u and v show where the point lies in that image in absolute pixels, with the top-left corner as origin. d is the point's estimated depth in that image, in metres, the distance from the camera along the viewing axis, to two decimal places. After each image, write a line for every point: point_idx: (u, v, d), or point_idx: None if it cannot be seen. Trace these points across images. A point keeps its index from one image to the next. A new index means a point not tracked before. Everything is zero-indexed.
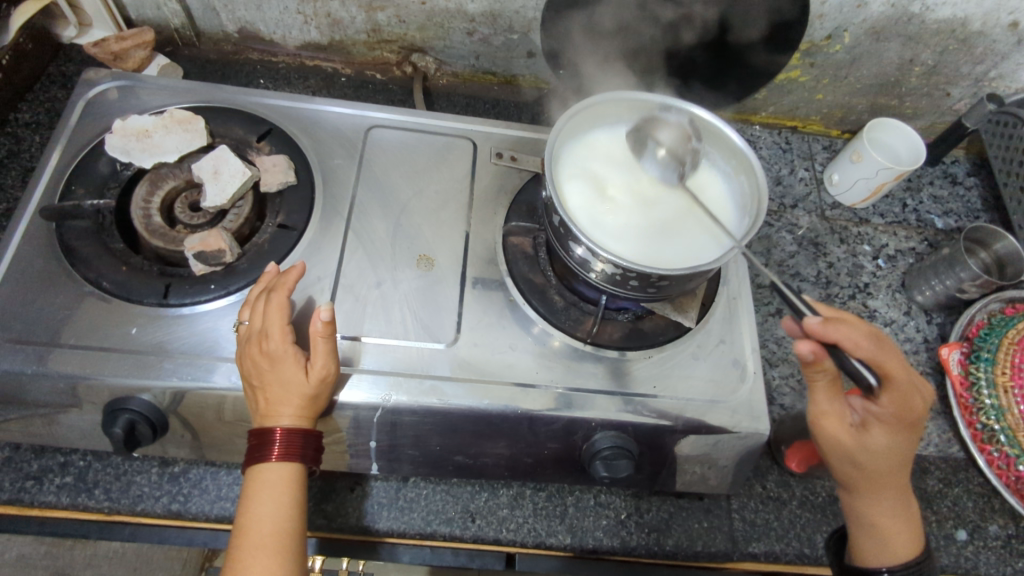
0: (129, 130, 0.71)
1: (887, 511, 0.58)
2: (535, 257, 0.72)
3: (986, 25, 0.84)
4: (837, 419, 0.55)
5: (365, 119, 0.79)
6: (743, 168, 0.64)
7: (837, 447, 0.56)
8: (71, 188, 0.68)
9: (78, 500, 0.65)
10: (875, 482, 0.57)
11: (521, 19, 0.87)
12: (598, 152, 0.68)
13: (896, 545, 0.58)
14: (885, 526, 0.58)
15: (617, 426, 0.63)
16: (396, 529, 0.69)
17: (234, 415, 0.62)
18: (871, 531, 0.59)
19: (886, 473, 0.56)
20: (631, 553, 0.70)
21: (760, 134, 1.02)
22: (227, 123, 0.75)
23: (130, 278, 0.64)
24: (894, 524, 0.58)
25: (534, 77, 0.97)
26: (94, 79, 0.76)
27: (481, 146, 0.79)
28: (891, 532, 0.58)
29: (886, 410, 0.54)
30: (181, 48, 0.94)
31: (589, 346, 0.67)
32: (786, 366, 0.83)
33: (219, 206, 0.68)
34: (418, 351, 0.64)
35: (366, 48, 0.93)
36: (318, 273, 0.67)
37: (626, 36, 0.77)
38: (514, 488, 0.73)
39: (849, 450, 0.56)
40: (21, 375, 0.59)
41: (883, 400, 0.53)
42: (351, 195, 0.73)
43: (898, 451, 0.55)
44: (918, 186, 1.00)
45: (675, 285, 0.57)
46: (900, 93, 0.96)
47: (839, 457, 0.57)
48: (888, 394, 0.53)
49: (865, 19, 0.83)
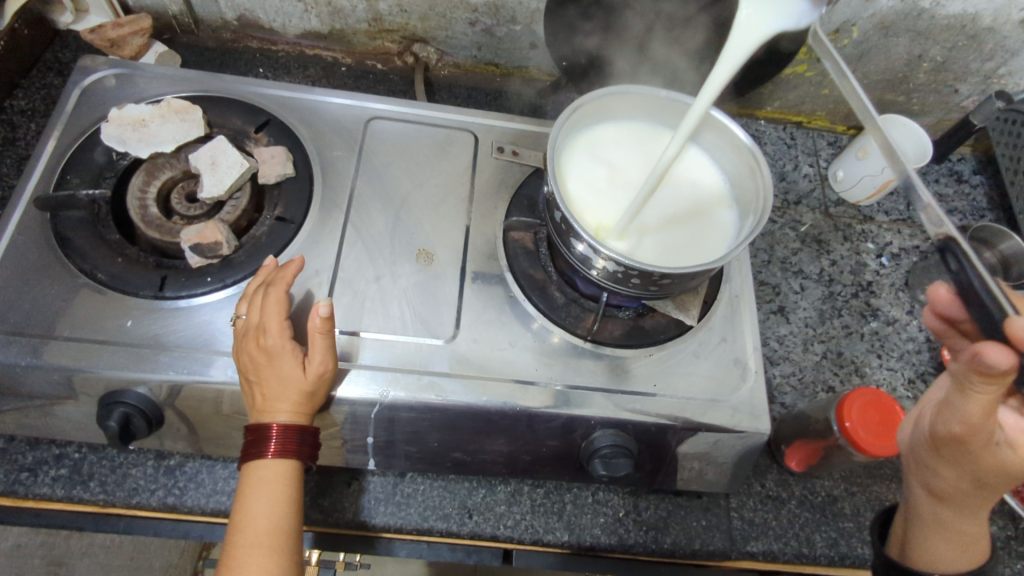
0: (125, 119, 0.70)
1: (965, 520, 0.56)
2: (535, 253, 0.71)
3: (997, 21, 0.82)
4: (982, 433, 0.51)
5: (365, 110, 0.78)
6: (749, 167, 0.63)
7: (965, 460, 0.53)
8: (67, 178, 0.67)
9: (73, 492, 0.65)
10: (975, 493, 0.54)
11: (525, 10, 0.85)
12: (611, 145, 0.68)
13: (965, 555, 0.56)
14: (950, 531, 0.56)
15: (616, 424, 0.62)
16: (393, 525, 0.68)
17: (230, 409, 0.62)
18: (950, 538, 0.56)
19: (988, 492, 0.54)
20: (629, 550, 0.70)
21: (765, 129, 1.01)
22: (225, 112, 0.74)
23: (125, 270, 0.64)
24: (968, 532, 0.56)
25: (537, 69, 0.96)
26: (90, 66, 0.75)
27: (482, 138, 0.78)
28: (954, 539, 0.56)
29: None
30: (179, 35, 0.93)
31: (589, 344, 0.66)
32: (787, 364, 0.82)
33: (216, 197, 0.67)
34: (416, 346, 0.64)
35: (367, 37, 0.92)
36: (316, 266, 0.67)
37: (631, 28, 0.76)
38: (511, 484, 0.72)
39: (977, 468, 0.52)
40: (16, 367, 0.58)
41: None
42: (350, 187, 0.72)
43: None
44: (923, 183, 0.99)
45: (676, 283, 0.56)
46: (907, 90, 0.95)
47: (958, 469, 0.54)
48: None
49: (874, 14, 0.82)
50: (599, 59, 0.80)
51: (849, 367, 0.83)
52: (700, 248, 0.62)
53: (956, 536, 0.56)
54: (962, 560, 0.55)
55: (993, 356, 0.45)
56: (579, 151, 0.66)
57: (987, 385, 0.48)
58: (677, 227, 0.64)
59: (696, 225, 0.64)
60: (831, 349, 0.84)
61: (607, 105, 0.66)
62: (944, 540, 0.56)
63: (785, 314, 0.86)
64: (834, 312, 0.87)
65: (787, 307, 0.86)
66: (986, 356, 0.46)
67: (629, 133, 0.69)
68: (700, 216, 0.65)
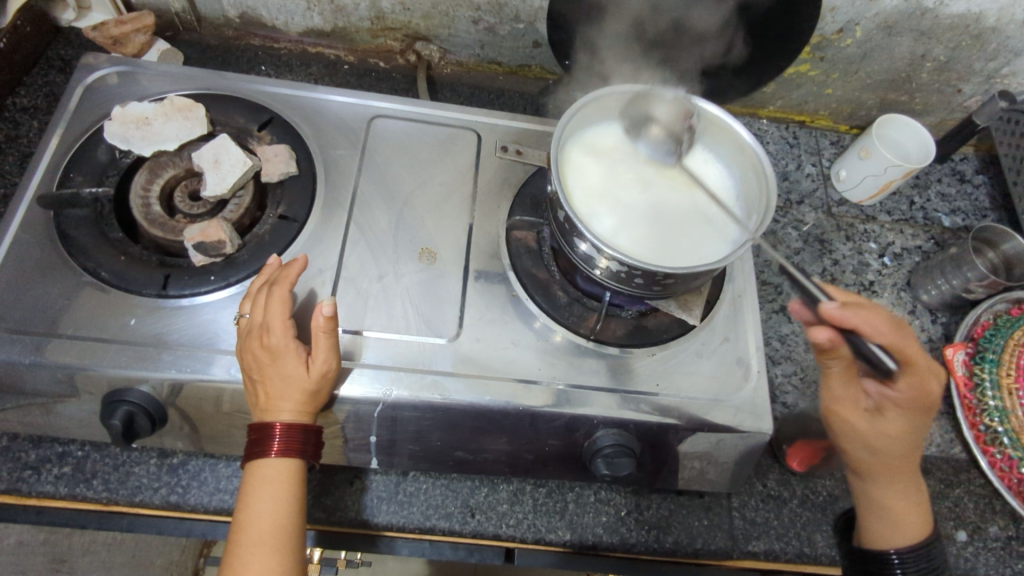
0: (128, 117, 0.70)
1: (895, 496, 0.58)
2: (538, 252, 0.71)
3: (1000, 21, 0.82)
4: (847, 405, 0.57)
5: (368, 108, 0.78)
6: (754, 169, 0.63)
7: (854, 433, 0.57)
8: (70, 176, 0.67)
9: (76, 490, 0.65)
10: (890, 465, 0.57)
11: (528, 8, 0.85)
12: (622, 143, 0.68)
13: (906, 527, 0.57)
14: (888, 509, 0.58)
15: (619, 424, 0.62)
16: (395, 523, 0.69)
17: (232, 407, 0.62)
18: (883, 514, 0.58)
19: (892, 459, 0.57)
20: (631, 549, 0.70)
21: (768, 128, 1.01)
22: (228, 110, 0.74)
23: (128, 268, 0.64)
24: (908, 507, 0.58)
25: (540, 67, 0.96)
26: (93, 63, 0.75)
27: (485, 137, 0.78)
28: (893, 515, 0.58)
29: (904, 395, 0.54)
30: (181, 33, 0.92)
31: (592, 343, 0.66)
32: (789, 364, 0.82)
33: (219, 195, 0.67)
34: (420, 345, 0.64)
35: (370, 35, 0.92)
36: (319, 265, 0.66)
37: (635, 29, 0.76)
38: (514, 483, 0.72)
39: (865, 436, 0.56)
40: (19, 365, 0.58)
41: (901, 384, 0.54)
42: (353, 185, 0.72)
43: (913, 434, 0.56)
44: (926, 183, 0.99)
45: (680, 283, 0.56)
46: (910, 89, 0.95)
47: (854, 442, 0.57)
48: (906, 378, 0.54)
49: (878, 13, 0.82)
50: (603, 58, 0.80)
51: None
52: (690, 253, 0.62)
53: (896, 513, 0.58)
54: (907, 536, 0.57)
55: (819, 337, 0.52)
56: (590, 143, 0.67)
57: (832, 360, 0.55)
58: (670, 229, 0.63)
59: (692, 232, 0.63)
60: None
61: (626, 102, 0.66)
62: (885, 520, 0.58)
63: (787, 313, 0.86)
64: None
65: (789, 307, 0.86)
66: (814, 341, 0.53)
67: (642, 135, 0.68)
68: (700, 226, 0.64)
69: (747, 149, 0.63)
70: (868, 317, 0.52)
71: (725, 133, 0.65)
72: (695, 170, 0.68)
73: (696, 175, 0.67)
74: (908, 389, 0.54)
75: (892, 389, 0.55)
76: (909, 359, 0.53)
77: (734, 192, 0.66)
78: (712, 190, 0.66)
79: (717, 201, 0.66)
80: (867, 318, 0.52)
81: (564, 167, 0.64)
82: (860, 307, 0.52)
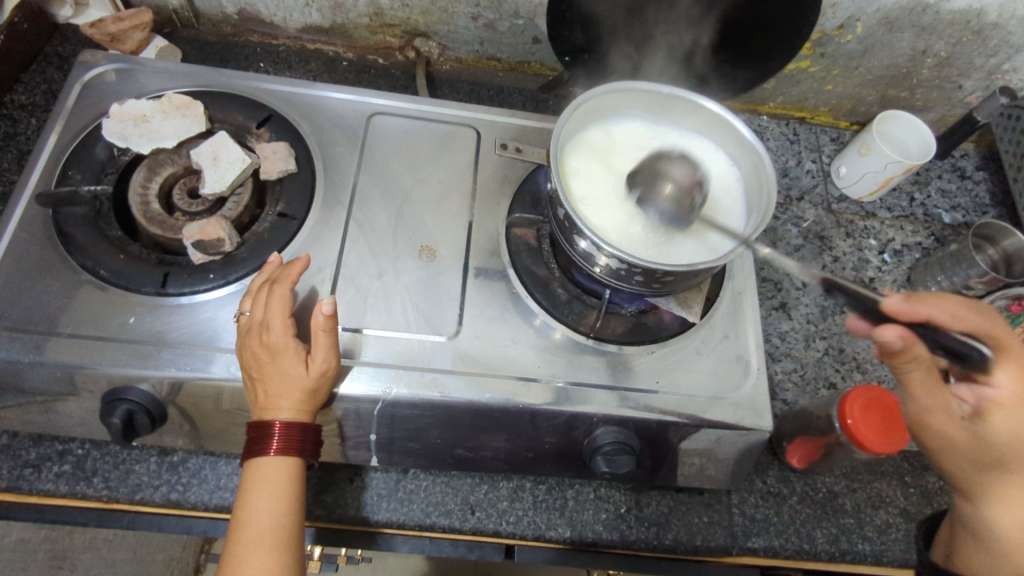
0: (127, 114, 0.70)
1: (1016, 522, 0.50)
2: (538, 250, 0.71)
3: (1001, 17, 0.82)
4: (941, 415, 0.51)
5: (367, 105, 0.77)
6: (754, 164, 0.63)
7: (950, 446, 0.51)
8: (68, 174, 0.67)
9: (76, 488, 0.65)
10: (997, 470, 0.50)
11: (527, 4, 0.85)
12: (632, 140, 0.68)
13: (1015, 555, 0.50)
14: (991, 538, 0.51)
15: (619, 421, 0.62)
16: (395, 521, 0.69)
17: (232, 405, 0.62)
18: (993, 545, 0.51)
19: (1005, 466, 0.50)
20: (631, 546, 0.70)
21: (768, 125, 1.01)
22: (226, 108, 0.74)
23: (127, 266, 0.64)
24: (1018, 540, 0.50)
25: (540, 64, 0.95)
26: (90, 61, 0.75)
27: (484, 135, 0.78)
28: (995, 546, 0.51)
29: (1005, 389, 0.48)
30: (179, 29, 0.92)
31: (592, 341, 0.66)
32: (789, 360, 0.82)
33: (219, 192, 0.67)
34: (418, 343, 0.63)
35: (369, 31, 0.91)
36: (319, 263, 0.66)
37: (635, 25, 0.75)
38: (514, 480, 0.72)
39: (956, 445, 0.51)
40: (18, 364, 0.58)
41: (1003, 374, 0.48)
42: (352, 182, 0.72)
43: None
44: (926, 179, 0.99)
45: (681, 280, 0.56)
46: (911, 85, 0.94)
47: (952, 455, 0.52)
48: (1006, 368, 0.48)
49: (879, 9, 0.81)
50: (603, 57, 0.79)
51: (851, 364, 0.83)
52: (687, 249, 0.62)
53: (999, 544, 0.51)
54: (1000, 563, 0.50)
55: (888, 333, 0.47)
56: (594, 141, 0.67)
57: (912, 367, 0.50)
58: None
59: (692, 221, 0.64)
60: (833, 346, 0.84)
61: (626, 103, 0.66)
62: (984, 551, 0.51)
63: (787, 310, 0.86)
64: (836, 309, 0.87)
65: (789, 304, 0.86)
66: (885, 339, 0.48)
67: (639, 134, 0.68)
68: (701, 218, 0.64)
69: (750, 146, 0.62)
70: (949, 309, 0.50)
71: (732, 134, 0.64)
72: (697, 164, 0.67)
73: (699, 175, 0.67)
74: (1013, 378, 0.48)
75: (995, 385, 0.49)
76: (999, 344, 0.49)
77: (739, 189, 0.66)
78: (713, 188, 0.66)
79: (719, 196, 0.66)
80: (941, 307, 0.49)
81: (564, 163, 0.64)
82: (933, 299, 0.50)
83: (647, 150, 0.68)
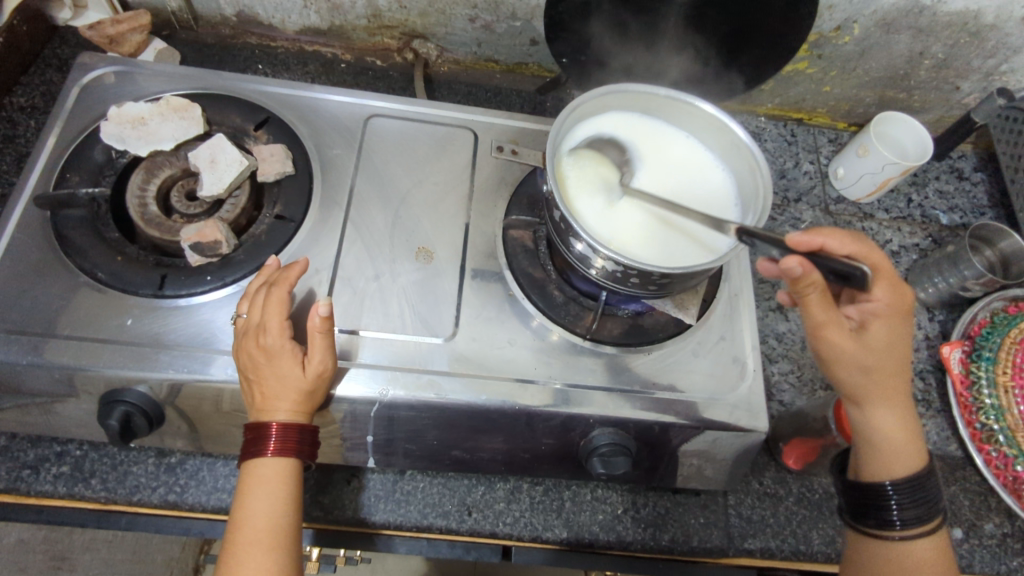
0: (125, 117, 0.70)
1: (893, 421, 0.57)
2: (535, 251, 0.71)
3: (999, 18, 0.82)
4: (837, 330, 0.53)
5: (365, 107, 0.78)
6: (750, 170, 0.63)
7: (842, 356, 0.54)
8: (66, 176, 0.67)
9: (74, 489, 0.66)
10: (882, 380, 0.56)
11: (524, 6, 0.85)
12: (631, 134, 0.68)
13: (905, 457, 0.57)
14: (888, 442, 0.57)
15: (615, 423, 0.62)
16: (392, 522, 0.69)
17: (231, 406, 0.62)
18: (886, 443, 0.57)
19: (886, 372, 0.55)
20: (628, 547, 0.70)
21: (765, 126, 1.01)
22: (223, 110, 0.74)
23: (125, 268, 0.64)
24: (901, 432, 0.57)
25: (537, 65, 0.95)
26: (89, 63, 0.75)
27: (481, 137, 0.78)
28: (892, 448, 0.57)
29: (882, 302, 0.54)
30: (178, 31, 0.92)
31: (589, 342, 0.66)
32: (785, 362, 0.82)
33: (215, 195, 0.67)
34: (415, 345, 0.64)
35: (367, 33, 0.92)
36: (317, 265, 0.67)
37: (632, 26, 0.76)
38: (511, 481, 0.73)
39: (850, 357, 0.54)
40: (16, 366, 0.58)
41: (880, 288, 0.54)
42: (350, 184, 0.72)
43: (899, 343, 0.55)
44: (924, 180, 0.99)
45: (676, 282, 0.56)
46: (909, 86, 0.95)
47: (846, 366, 0.55)
48: (881, 285, 0.54)
49: (876, 11, 0.81)
50: (600, 59, 0.79)
51: None
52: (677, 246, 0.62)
53: (895, 445, 0.57)
54: (904, 465, 0.57)
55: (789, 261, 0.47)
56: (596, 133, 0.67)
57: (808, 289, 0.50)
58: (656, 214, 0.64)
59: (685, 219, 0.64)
60: None
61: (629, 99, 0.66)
62: (885, 453, 0.57)
63: (784, 312, 0.86)
64: None
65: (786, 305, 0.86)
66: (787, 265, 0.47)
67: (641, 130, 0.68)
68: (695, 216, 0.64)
69: (745, 149, 0.63)
70: (833, 236, 0.52)
71: (729, 138, 0.64)
72: (695, 166, 0.67)
73: (697, 177, 0.67)
74: (886, 292, 0.54)
75: (874, 299, 0.54)
76: (870, 263, 0.54)
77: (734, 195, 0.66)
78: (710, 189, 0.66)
79: (714, 197, 0.66)
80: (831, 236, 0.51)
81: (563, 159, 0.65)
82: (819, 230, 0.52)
83: (647, 145, 0.68)
